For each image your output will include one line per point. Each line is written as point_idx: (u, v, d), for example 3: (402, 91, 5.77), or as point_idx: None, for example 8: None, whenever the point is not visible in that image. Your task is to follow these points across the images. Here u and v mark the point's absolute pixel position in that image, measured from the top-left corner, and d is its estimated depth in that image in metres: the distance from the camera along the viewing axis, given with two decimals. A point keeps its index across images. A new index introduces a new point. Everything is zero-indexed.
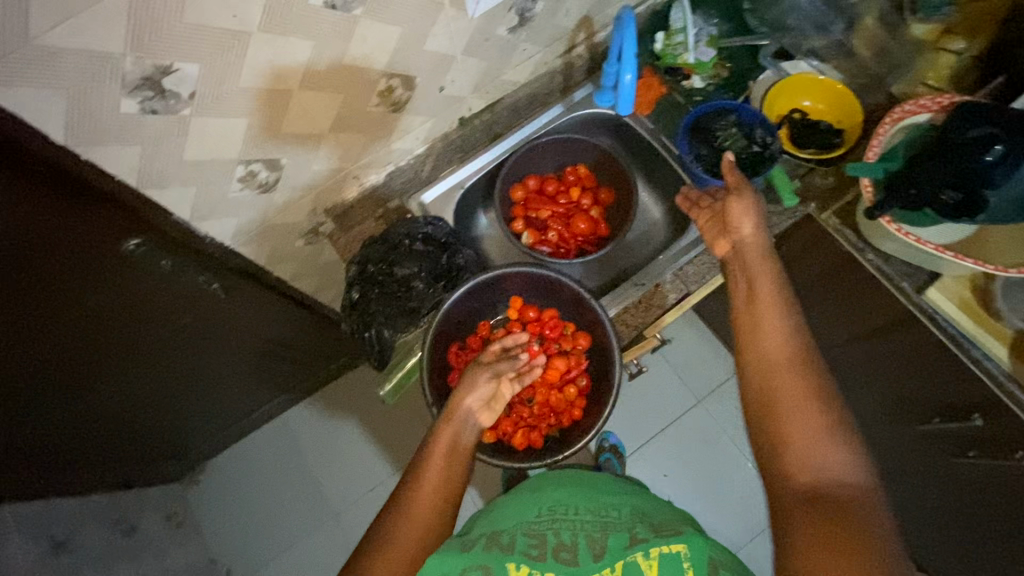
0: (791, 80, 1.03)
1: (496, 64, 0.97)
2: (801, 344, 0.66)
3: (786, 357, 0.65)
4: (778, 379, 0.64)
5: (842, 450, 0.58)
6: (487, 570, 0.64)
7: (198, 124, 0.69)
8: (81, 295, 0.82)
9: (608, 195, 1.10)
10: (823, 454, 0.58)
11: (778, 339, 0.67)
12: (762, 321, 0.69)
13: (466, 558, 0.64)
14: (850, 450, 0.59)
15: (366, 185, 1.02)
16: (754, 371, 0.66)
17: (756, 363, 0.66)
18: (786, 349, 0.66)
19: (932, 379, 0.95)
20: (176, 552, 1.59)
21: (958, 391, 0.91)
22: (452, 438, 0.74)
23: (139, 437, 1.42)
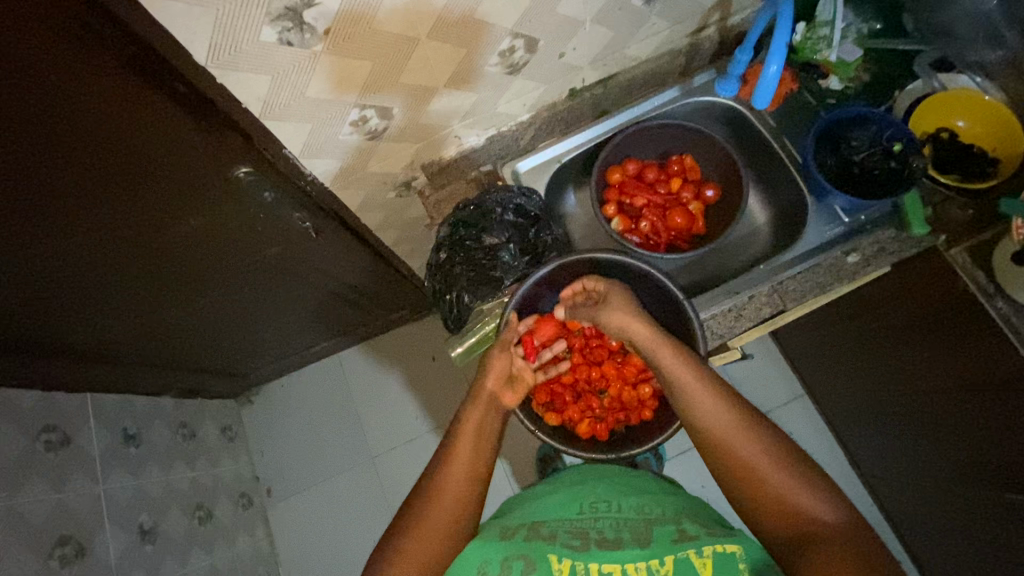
0: (945, 96, 0.92)
1: (621, 36, 0.91)
2: (732, 406, 0.69)
3: (729, 422, 0.69)
4: (730, 447, 0.67)
5: (802, 496, 0.63)
6: (526, 563, 0.63)
7: (326, 62, 0.69)
8: (187, 211, 0.86)
9: (713, 191, 1.04)
10: (788, 504, 0.62)
11: (714, 410, 0.70)
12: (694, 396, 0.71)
13: (506, 550, 0.65)
14: (810, 496, 0.62)
15: (465, 145, 1.00)
16: (708, 440, 0.69)
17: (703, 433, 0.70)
18: (724, 413, 0.69)
19: None
20: (226, 462, 1.69)
21: None
22: (480, 416, 0.78)
23: (210, 352, 1.50)
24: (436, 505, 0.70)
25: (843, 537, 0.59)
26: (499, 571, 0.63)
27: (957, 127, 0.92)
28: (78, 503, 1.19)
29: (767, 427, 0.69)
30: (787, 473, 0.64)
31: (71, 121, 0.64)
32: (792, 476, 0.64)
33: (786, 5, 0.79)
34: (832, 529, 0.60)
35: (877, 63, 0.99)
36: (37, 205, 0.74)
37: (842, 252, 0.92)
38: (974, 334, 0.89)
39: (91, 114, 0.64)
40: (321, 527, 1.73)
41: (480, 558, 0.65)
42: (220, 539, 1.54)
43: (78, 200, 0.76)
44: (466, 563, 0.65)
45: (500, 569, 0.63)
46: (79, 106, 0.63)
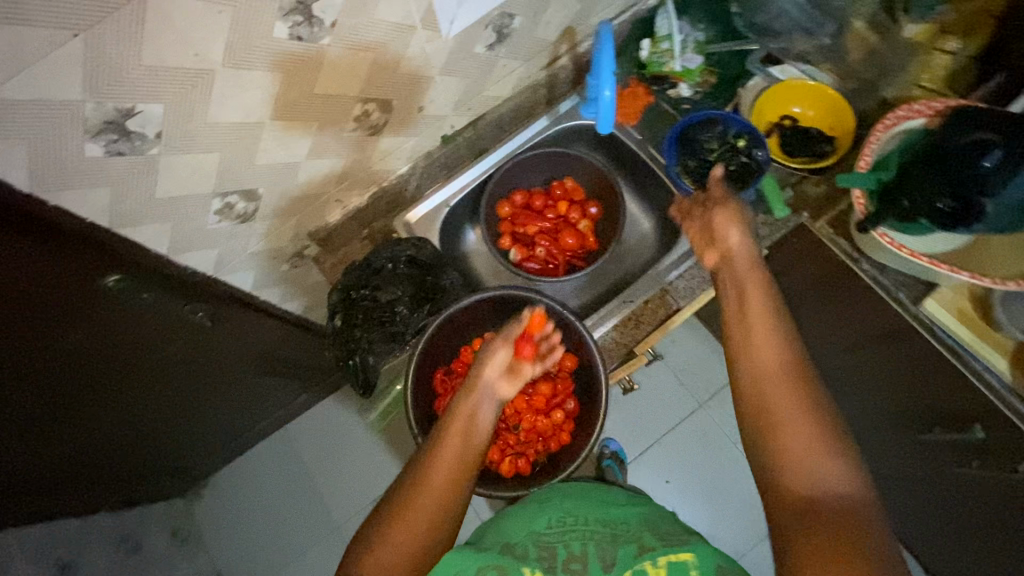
0: (778, 88, 1.00)
1: (476, 81, 0.95)
2: (790, 352, 0.60)
3: (778, 363, 0.60)
4: (765, 381, 0.59)
5: (836, 459, 0.53)
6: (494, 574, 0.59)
7: (168, 162, 0.68)
8: (60, 333, 0.82)
9: (596, 208, 1.09)
10: (811, 467, 0.53)
11: (766, 343, 0.61)
12: (753, 324, 0.63)
13: (480, 559, 0.61)
14: (841, 459, 0.53)
15: (350, 208, 1.01)
16: (747, 376, 0.60)
17: (746, 365, 0.61)
18: (778, 352, 0.60)
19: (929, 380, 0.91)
20: (180, 566, 1.60)
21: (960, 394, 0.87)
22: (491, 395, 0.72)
23: (138, 458, 1.42)
24: (419, 492, 0.62)
25: (863, 511, 0.50)
26: None
27: (795, 113, 1.00)
28: None
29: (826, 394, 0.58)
30: (834, 437, 0.55)
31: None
32: (840, 444, 0.54)
33: (606, 35, 0.83)
34: (861, 507, 0.51)
35: (719, 65, 1.07)
36: None
37: None
38: (851, 297, 0.95)
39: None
40: None
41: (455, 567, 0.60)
42: None
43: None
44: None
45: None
46: None
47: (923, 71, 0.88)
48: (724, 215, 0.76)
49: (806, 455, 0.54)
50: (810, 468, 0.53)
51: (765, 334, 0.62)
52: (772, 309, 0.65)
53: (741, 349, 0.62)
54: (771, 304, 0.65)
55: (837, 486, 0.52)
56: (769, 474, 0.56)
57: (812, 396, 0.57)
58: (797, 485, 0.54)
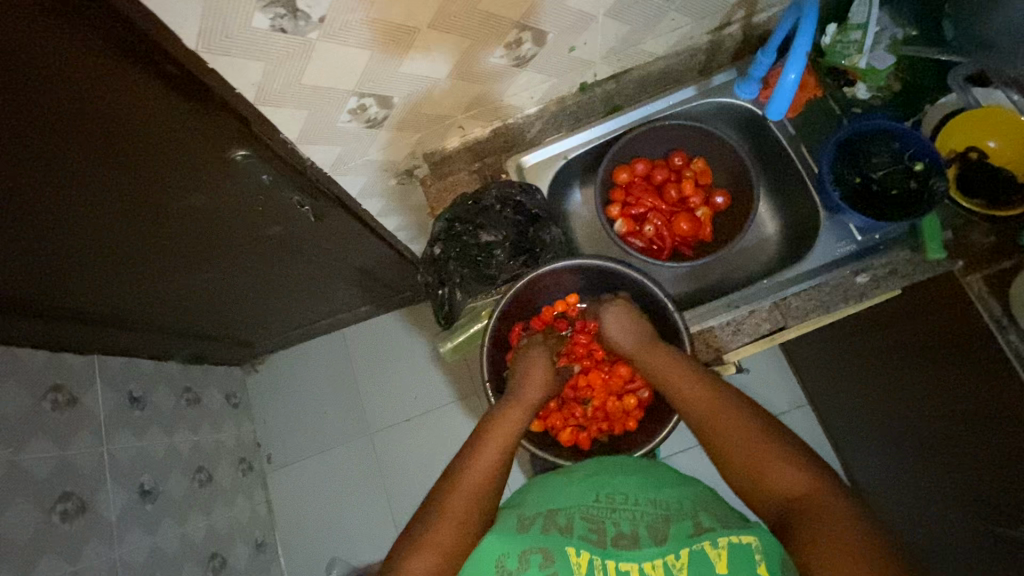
0: (976, 113, 0.86)
1: (636, 31, 0.87)
2: (719, 388, 0.71)
3: (716, 402, 0.70)
4: (715, 419, 0.69)
5: (788, 460, 0.62)
6: (545, 556, 0.60)
7: (322, 49, 0.66)
8: (182, 191, 0.86)
9: (723, 199, 1.01)
10: (774, 472, 0.62)
11: (699, 390, 0.72)
12: (679, 387, 0.74)
13: (525, 541, 0.62)
14: (792, 465, 0.61)
15: (470, 137, 0.98)
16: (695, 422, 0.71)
17: (693, 412, 0.72)
18: (697, 390, 0.72)
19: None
20: (228, 427, 1.74)
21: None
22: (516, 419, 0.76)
23: (214, 322, 1.52)
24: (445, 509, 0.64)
25: (821, 493, 0.58)
26: (517, 565, 0.60)
27: (988, 147, 0.87)
28: (83, 460, 1.24)
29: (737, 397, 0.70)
30: (785, 449, 0.63)
31: (59, 100, 0.63)
32: (794, 454, 0.62)
33: (811, 11, 0.75)
34: (824, 495, 0.58)
35: (909, 72, 0.94)
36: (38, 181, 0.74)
37: (851, 272, 0.89)
38: (983, 366, 0.85)
39: (87, 93, 0.63)
40: (317, 495, 1.78)
41: (497, 550, 0.61)
42: (219, 502, 1.60)
43: (74, 177, 0.76)
44: (483, 555, 0.62)
45: (517, 563, 0.60)
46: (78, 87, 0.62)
47: None
48: (614, 304, 0.85)
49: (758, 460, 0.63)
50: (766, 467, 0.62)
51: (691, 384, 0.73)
52: (687, 362, 0.76)
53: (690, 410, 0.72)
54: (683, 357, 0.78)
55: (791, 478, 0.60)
56: (748, 488, 0.64)
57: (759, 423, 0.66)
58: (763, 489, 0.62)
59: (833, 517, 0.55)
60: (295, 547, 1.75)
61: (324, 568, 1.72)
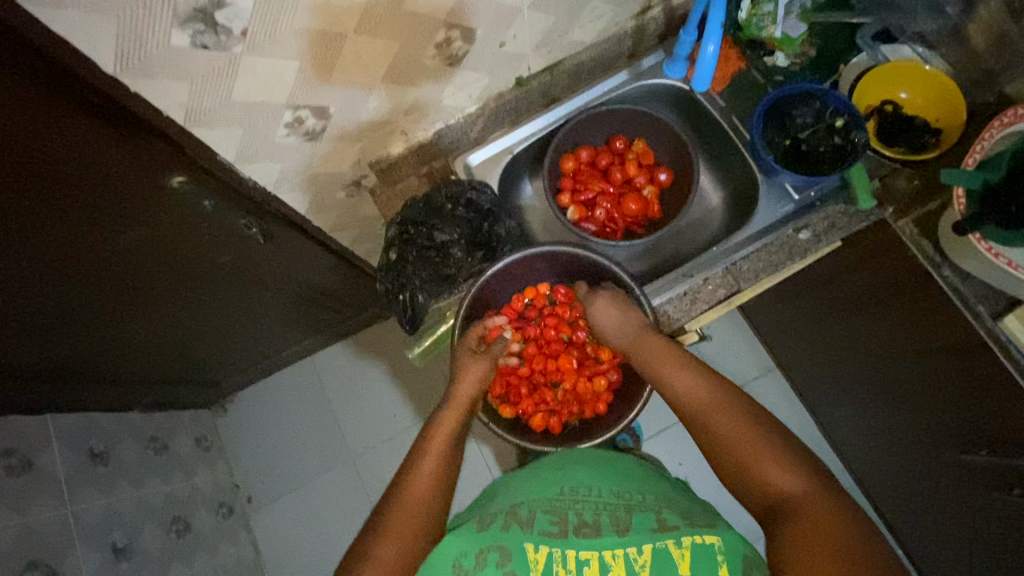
0: (884, 69, 0.93)
1: (563, 21, 0.89)
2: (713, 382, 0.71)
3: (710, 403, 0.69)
4: (713, 420, 0.68)
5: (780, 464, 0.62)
6: (502, 554, 0.60)
7: (248, 62, 0.66)
8: (119, 226, 0.83)
9: (667, 176, 1.04)
10: (765, 477, 0.62)
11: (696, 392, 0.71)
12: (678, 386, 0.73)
13: (484, 540, 0.61)
14: (788, 471, 0.61)
15: (413, 141, 0.98)
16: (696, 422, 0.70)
17: (690, 408, 0.71)
18: (709, 392, 0.70)
19: (984, 392, 0.88)
20: (201, 471, 1.67)
21: (1012, 409, 0.85)
22: (455, 423, 0.77)
23: (174, 364, 1.46)
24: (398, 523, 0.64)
25: (818, 503, 0.58)
26: (473, 564, 0.59)
27: (900, 99, 0.92)
28: (46, 526, 1.16)
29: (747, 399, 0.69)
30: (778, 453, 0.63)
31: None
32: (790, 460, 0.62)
33: None
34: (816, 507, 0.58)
35: (821, 37, 1.00)
36: None
37: (793, 230, 0.94)
38: (926, 304, 0.90)
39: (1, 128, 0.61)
40: (305, 529, 1.72)
41: (454, 548, 0.61)
42: (201, 551, 1.53)
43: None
44: (439, 555, 0.61)
45: (473, 562, 0.60)
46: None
47: None
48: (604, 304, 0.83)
49: (756, 459, 0.63)
50: (762, 470, 0.62)
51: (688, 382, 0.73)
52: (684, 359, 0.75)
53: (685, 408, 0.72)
54: (686, 356, 0.75)
55: (788, 486, 0.61)
56: (742, 488, 0.64)
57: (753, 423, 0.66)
58: (757, 489, 0.62)
59: (826, 528, 0.55)
60: None
61: None
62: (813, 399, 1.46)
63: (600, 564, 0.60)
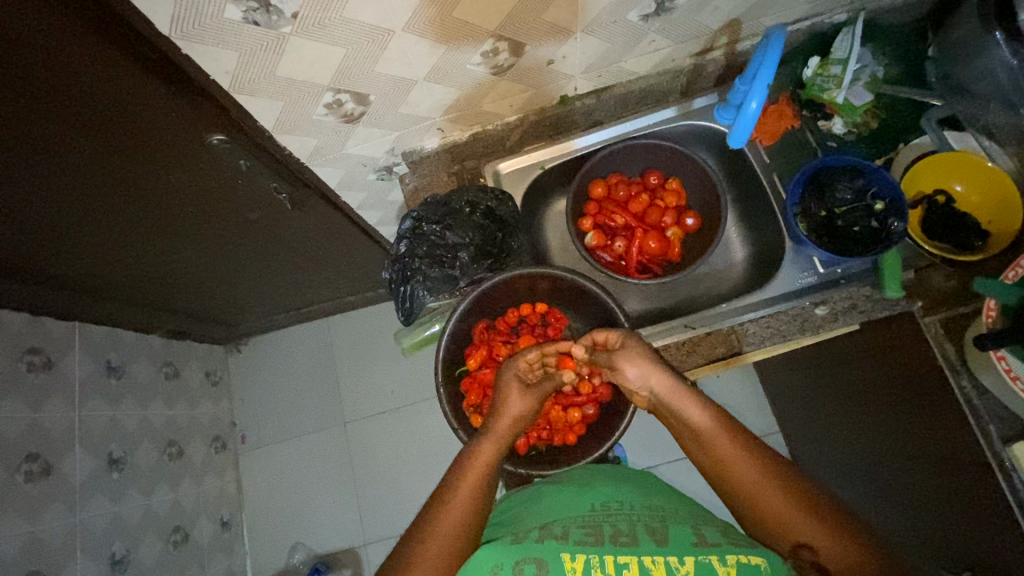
0: (945, 157, 0.88)
1: (617, 49, 0.88)
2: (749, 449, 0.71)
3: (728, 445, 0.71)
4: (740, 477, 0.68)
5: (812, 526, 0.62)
6: (541, 565, 0.61)
7: (296, 43, 0.68)
8: (159, 171, 0.87)
9: (694, 221, 1.02)
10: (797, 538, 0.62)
11: (702, 420, 0.74)
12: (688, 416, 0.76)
13: (519, 553, 0.63)
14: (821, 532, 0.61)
15: (448, 138, 1.00)
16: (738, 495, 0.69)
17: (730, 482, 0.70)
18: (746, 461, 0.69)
19: (975, 515, 0.83)
20: (204, 403, 1.77)
21: (1001, 540, 0.79)
22: (495, 452, 0.76)
23: (198, 301, 1.54)
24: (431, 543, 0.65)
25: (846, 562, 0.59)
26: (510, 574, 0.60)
27: (954, 191, 0.88)
28: (53, 424, 1.26)
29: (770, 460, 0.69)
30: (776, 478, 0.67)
31: (22, 76, 0.63)
32: (794, 491, 0.65)
33: (775, 42, 0.75)
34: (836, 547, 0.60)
35: (887, 110, 0.95)
36: (21, 162, 0.76)
37: (810, 304, 0.90)
38: (934, 409, 0.85)
39: (49, 74, 0.63)
40: (287, 480, 1.80)
41: (492, 561, 0.62)
42: (187, 477, 1.62)
43: (32, 156, 0.75)
44: (477, 565, 0.62)
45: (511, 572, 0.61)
46: (63, 73, 0.64)
47: None
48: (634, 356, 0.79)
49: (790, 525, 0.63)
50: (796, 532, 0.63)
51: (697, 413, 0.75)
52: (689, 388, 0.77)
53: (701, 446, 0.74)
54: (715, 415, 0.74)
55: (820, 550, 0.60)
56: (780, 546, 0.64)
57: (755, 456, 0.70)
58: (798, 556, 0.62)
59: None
60: (260, 529, 1.78)
61: (287, 551, 1.75)
62: (806, 472, 1.41)
63: (639, 568, 0.61)
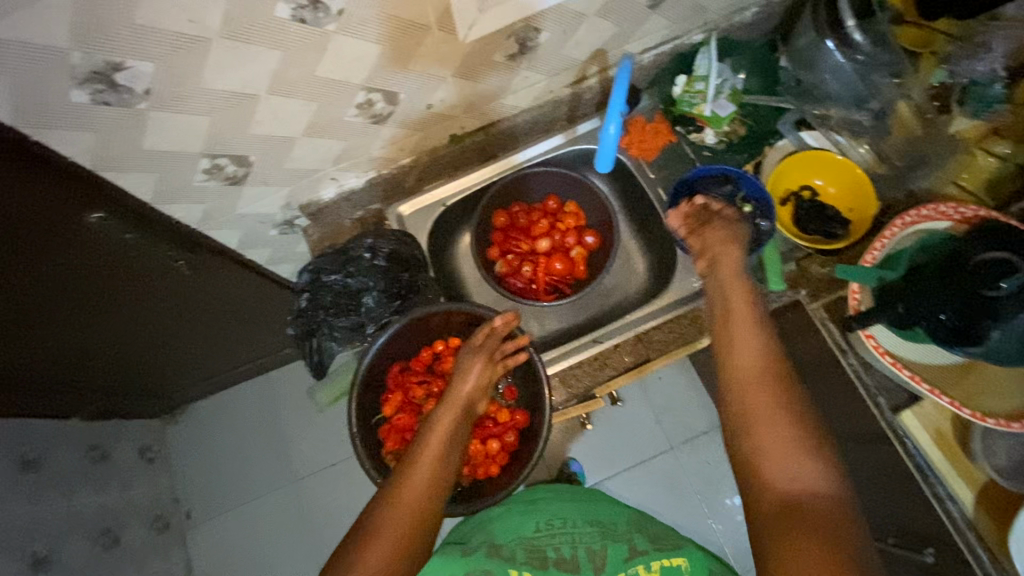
0: (803, 157, 0.96)
1: (492, 87, 0.92)
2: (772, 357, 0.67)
3: (755, 356, 0.68)
4: (750, 390, 0.65)
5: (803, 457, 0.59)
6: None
7: (155, 117, 0.69)
8: (37, 257, 0.84)
9: (593, 239, 1.06)
10: (779, 470, 0.59)
11: (752, 348, 0.69)
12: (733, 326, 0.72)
13: (474, 564, 0.69)
14: (808, 462, 0.58)
15: (345, 187, 1.01)
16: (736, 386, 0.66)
17: (732, 376, 0.68)
18: (763, 354, 0.68)
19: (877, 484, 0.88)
20: (140, 483, 1.68)
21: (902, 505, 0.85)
22: (452, 419, 0.76)
23: (117, 378, 1.47)
24: (397, 505, 0.64)
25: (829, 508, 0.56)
26: None
27: (816, 185, 0.96)
28: None
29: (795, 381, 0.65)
30: (799, 421, 0.62)
31: None
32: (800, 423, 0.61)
33: (623, 70, 0.81)
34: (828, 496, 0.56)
35: (753, 117, 1.02)
36: None
37: (703, 305, 0.94)
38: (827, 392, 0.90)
39: None
40: (238, 550, 1.71)
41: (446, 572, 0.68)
42: (126, 566, 1.52)
43: None
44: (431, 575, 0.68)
45: None
46: None
47: (963, 169, 0.89)
48: (717, 231, 0.86)
49: (778, 447, 0.60)
50: (782, 458, 0.59)
51: (747, 329, 0.71)
52: (756, 310, 0.73)
53: (730, 353, 0.70)
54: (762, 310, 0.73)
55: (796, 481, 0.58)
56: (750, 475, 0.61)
57: (786, 396, 0.63)
58: (765, 478, 0.59)
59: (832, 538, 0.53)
60: None
61: None
62: None
63: None
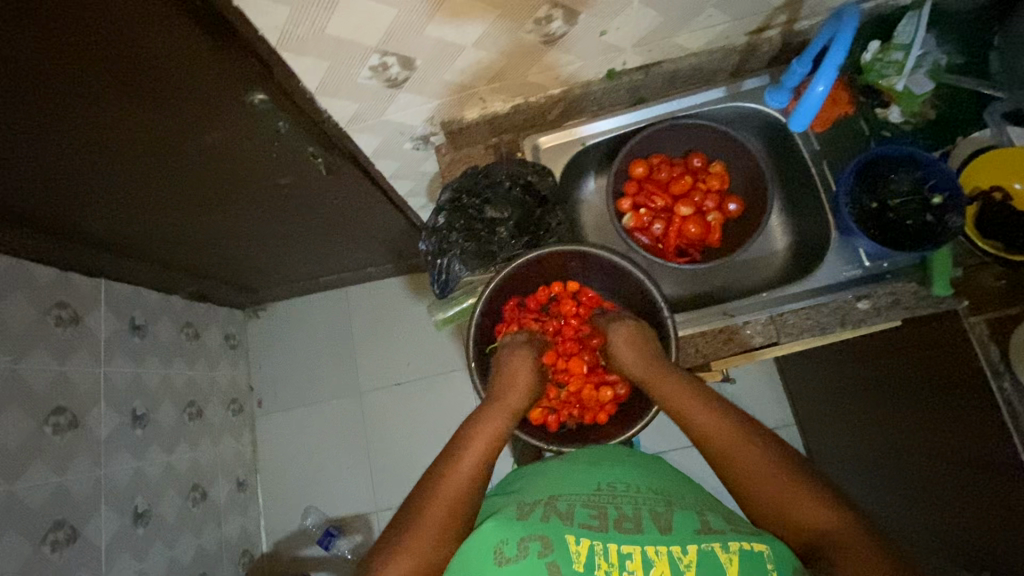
0: (1008, 153, 0.85)
1: (672, 22, 0.85)
2: (722, 416, 0.69)
3: (727, 429, 0.67)
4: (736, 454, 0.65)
5: (814, 498, 0.59)
6: (544, 543, 0.56)
7: (346, 2, 0.66)
8: (193, 131, 0.85)
9: (736, 206, 1.00)
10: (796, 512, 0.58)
11: (708, 412, 0.70)
12: (678, 406, 0.73)
13: (525, 528, 0.58)
14: (816, 500, 0.58)
15: (490, 109, 0.97)
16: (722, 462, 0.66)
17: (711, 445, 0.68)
18: (727, 423, 0.68)
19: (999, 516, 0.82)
20: (223, 365, 1.78)
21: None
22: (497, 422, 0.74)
23: (219, 264, 1.53)
24: (435, 499, 0.63)
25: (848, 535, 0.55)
26: (515, 551, 0.55)
27: (1014, 189, 0.85)
28: (80, 378, 1.27)
29: (771, 438, 0.65)
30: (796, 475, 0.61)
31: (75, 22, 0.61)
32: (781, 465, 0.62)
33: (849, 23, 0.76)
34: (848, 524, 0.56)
35: (948, 101, 0.92)
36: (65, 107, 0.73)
37: (853, 297, 0.88)
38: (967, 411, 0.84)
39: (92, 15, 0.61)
40: (300, 444, 1.82)
41: (497, 535, 0.58)
42: (205, 438, 1.64)
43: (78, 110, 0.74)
44: (478, 540, 0.58)
45: (516, 551, 0.55)
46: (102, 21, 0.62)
47: None
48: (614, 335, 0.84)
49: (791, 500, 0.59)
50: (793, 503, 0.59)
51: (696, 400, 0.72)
52: (700, 388, 0.74)
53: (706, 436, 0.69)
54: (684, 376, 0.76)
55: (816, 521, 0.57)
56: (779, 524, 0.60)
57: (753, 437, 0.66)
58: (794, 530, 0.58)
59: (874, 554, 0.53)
60: (273, 491, 1.81)
61: (299, 514, 1.78)
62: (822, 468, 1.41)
63: (643, 562, 0.55)
